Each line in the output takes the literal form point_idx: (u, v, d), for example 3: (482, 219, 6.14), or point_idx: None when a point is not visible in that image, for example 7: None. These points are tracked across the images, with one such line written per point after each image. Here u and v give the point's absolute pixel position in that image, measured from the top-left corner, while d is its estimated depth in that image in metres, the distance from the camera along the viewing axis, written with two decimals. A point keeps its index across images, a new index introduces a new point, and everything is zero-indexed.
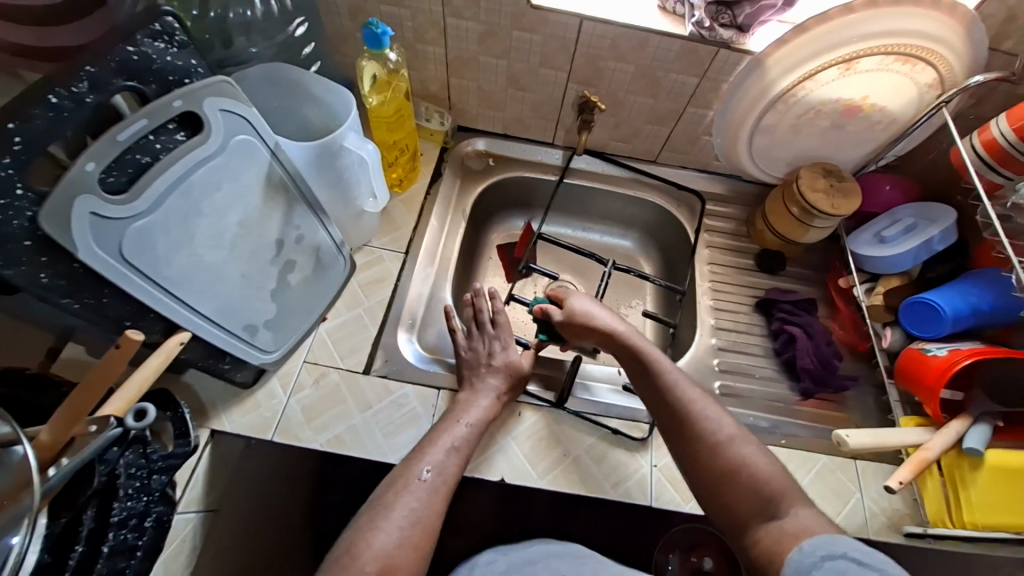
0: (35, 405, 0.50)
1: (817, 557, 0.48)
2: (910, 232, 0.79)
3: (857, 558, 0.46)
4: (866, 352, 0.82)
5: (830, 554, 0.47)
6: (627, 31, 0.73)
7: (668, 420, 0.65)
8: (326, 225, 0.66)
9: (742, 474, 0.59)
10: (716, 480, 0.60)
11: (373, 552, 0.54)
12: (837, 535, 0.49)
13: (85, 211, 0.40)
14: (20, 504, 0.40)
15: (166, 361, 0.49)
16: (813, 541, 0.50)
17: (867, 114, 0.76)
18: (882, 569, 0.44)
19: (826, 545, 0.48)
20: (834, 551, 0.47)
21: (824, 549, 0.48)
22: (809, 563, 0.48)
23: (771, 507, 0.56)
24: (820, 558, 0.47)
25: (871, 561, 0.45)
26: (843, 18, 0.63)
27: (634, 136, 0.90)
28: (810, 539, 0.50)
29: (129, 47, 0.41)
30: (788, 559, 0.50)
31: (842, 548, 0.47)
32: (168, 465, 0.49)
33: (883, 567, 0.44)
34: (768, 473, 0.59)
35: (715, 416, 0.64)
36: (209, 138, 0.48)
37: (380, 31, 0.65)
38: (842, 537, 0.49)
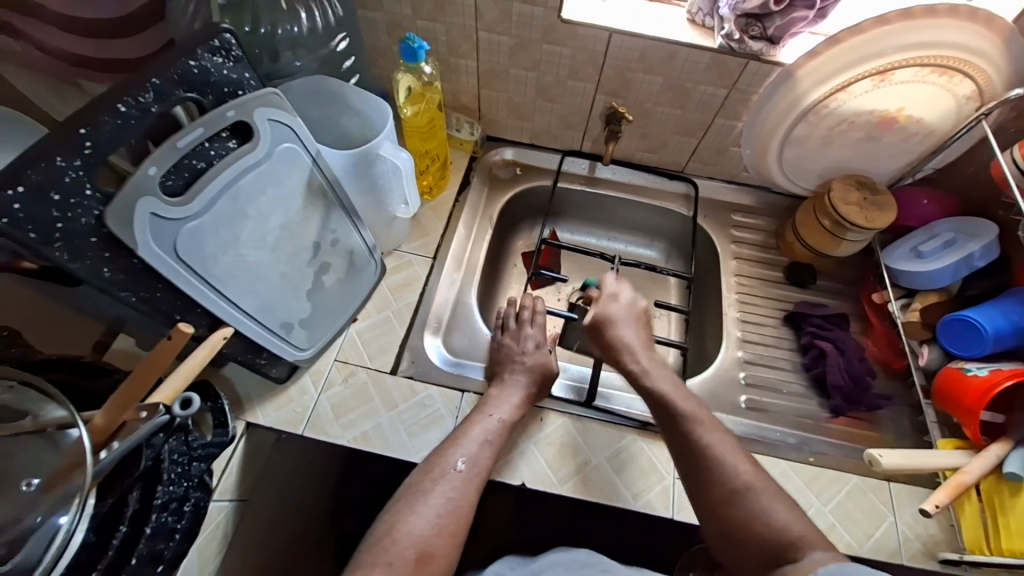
0: (86, 390, 0.53)
1: None
2: (949, 247, 0.76)
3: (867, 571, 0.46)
4: (901, 371, 0.79)
5: None
6: (656, 44, 0.74)
7: (686, 462, 0.63)
8: (359, 230, 0.68)
9: (761, 530, 0.55)
10: (732, 529, 0.57)
11: (411, 537, 0.57)
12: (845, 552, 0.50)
13: (146, 212, 0.44)
14: (70, 484, 0.43)
15: (210, 354, 0.52)
16: (833, 564, 0.49)
17: (903, 125, 0.74)
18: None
19: (836, 561, 0.48)
20: None
21: (835, 563, 0.48)
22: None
23: (789, 552, 0.52)
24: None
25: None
26: (877, 30, 0.63)
27: (661, 147, 0.90)
28: (818, 554, 0.50)
29: (190, 61, 0.44)
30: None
31: (852, 562, 0.48)
32: (207, 454, 0.53)
33: None
34: (785, 519, 0.55)
35: (732, 463, 0.60)
36: (258, 145, 0.51)
37: (416, 46, 0.68)
38: (850, 553, 0.49)
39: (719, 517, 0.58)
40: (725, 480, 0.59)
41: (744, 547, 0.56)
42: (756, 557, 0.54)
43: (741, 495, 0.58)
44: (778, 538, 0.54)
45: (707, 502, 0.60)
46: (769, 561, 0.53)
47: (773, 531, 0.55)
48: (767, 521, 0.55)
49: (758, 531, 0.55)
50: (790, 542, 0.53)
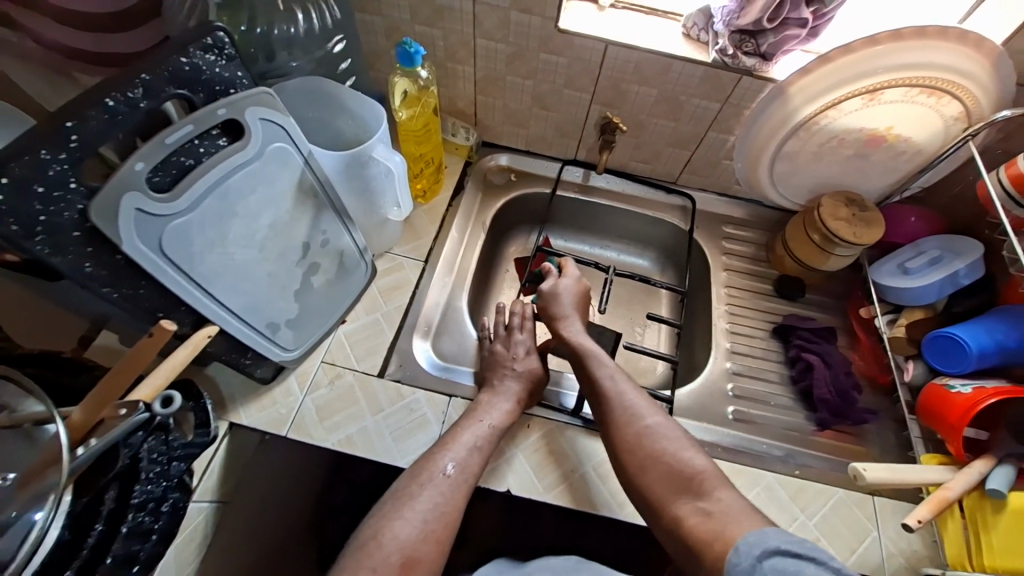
0: (66, 386, 0.52)
1: (754, 557, 0.48)
2: (935, 264, 0.77)
3: (791, 551, 0.47)
4: (886, 385, 0.80)
5: (767, 552, 0.48)
6: (651, 56, 0.74)
7: (602, 413, 0.67)
8: (350, 231, 0.68)
9: (670, 468, 0.60)
10: (640, 464, 0.62)
11: (397, 544, 0.57)
12: (759, 526, 0.52)
13: (131, 208, 0.43)
14: (45, 483, 0.42)
15: (193, 352, 0.52)
16: (747, 539, 0.50)
17: (892, 143, 0.76)
18: (814, 557, 0.47)
19: (758, 542, 0.49)
20: (768, 546, 0.48)
21: (759, 547, 0.49)
22: (751, 567, 0.48)
23: (700, 489, 0.58)
24: (759, 558, 0.48)
25: (804, 552, 0.47)
26: (867, 50, 0.64)
27: (655, 158, 0.91)
28: (743, 536, 0.51)
29: (182, 58, 0.44)
30: (727, 562, 0.50)
31: (772, 540, 0.49)
32: (187, 454, 0.52)
33: (814, 556, 0.47)
34: (688, 455, 0.62)
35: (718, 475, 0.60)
36: (248, 144, 0.50)
37: (413, 51, 0.68)
38: (764, 526, 0.51)
39: (630, 457, 0.63)
40: (636, 424, 0.65)
41: (652, 483, 0.60)
42: (666, 490, 0.59)
43: (649, 436, 0.63)
44: (684, 473, 0.60)
45: (621, 447, 0.64)
46: (683, 496, 0.58)
47: (681, 465, 0.60)
48: (674, 455, 0.61)
49: (666, 467, 0.61)
50: (698, 478, 0.59)
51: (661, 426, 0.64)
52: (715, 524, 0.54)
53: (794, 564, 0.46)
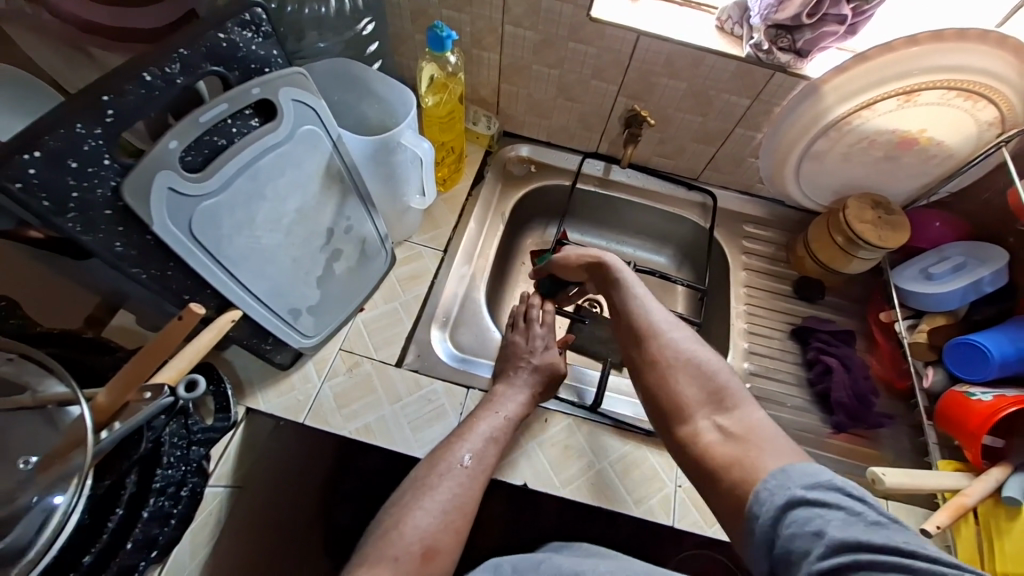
0: (88, 366, 0.52)
1: (777, 507, 0.45)
2: (959, 271, 0.77)
3: (817, 500, 0.44)
4: (903, 391, 0.79)
5: (790, 502, 0.45)
6: (684, 49, 0.73)
7: (628, 322, 0.67)
8: (373, 218, 0.67)
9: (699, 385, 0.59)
10: (665, 371, 0.61)
11: (416, 533, 0.56)
12: (782, 465, 0.48)
13: (164, 187, 0.42)
14: (68, 465, 0.42)
15: (216, 337, 0.50)
16: (768, 485, 0.47)
17: (923, 147, 0.74)
18: (843, 507, 0.43)
19: (780, 489, 0.46)
20: (792, 493, 0.45)
21: (782, 495, 0.45)
22: (772, 519, 0.45)
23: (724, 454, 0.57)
24: (781, 509, 0.45)
25: (832, 501, 0.43)
26: (906, 50, 0.63)
27: (678, 153, 0.90)
28: (763, 482, 0.47)
29: (220, 34, 0.43)
30: (748, 510, 0.47)
31: (795, 488, 0.45)
32: (206, 439, 0.52)
33: (842, 505, 0.43)
34: (714, 367, 0.61)
35: None
36: (280, 125, 0.49)
37: (443, 35, 0.67)
38: (787, 469, 0.47)
39: (654, 366, 0.62)
40: (663, 335, 0.64)
41: (677, 391, 0.60)
42: (689, 402, 0.59)
43: (674, 347, 0.63)
44: (711, 386, 0.59)
45: (653, 367, 0.62)
46: (706, 411, 0.58)
47: (707, 377, 0.60)
48: (700, 366, 0.61)
49: (690, 379, 0.60)
50: (725, 395, 0.58)
51: (687, 340, 0.64)
52: (738, 447, 0.52)
53: (820, 514, 0.43)
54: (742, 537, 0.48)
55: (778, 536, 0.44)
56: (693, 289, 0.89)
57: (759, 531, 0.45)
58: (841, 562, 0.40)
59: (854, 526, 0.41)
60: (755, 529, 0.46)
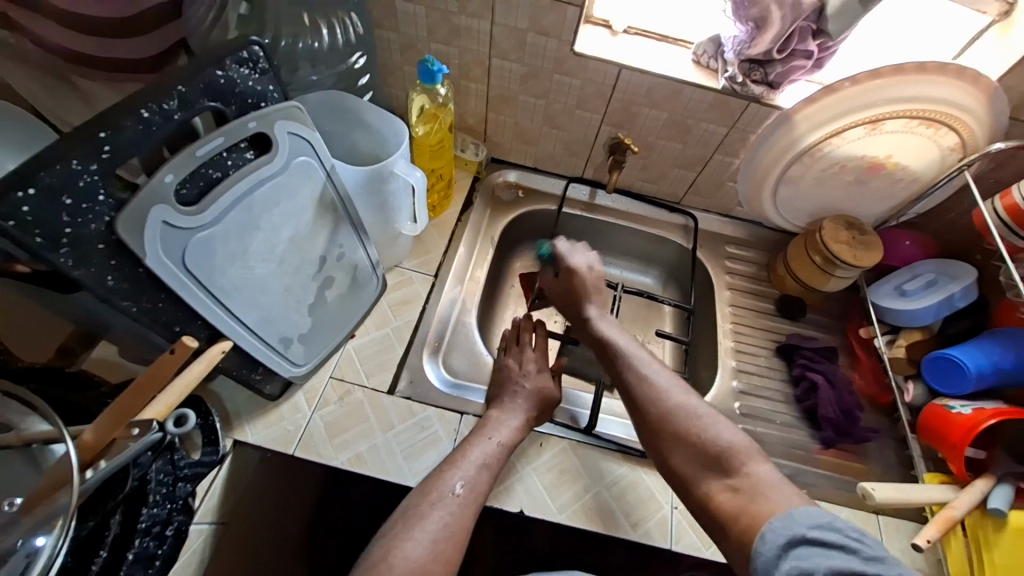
0: (72, 403, 0.50)
1: (780, 544, 0.48)
2: (931, 287, 0.80)
3: (818, 540, 0.46)
4: (887, 405, 0.81)
5: (793, 541, 0.47)
6: (662, 81, 0.77)
7: (626, 390, 0.66)
8: (365, 245, 0.67)
9: (698, 444, 0.58)
10: (666, 437, 0.60)
11: (407, 565, 0.54)
12: (788, 507, 0.50)
13: (158, 220, 0.42)
14: (53, 505, 0.40)
15: (206, 369, 0.50)
16: (773, 524, 0.49)
17: (891, 171, 0.79)
18: (842, 546, 0.46)
19: (783, 529, 0.48)
20: (795, 533, 0.48)
21: (785, 534, 0.48)
22: (775, 556, 0.47)
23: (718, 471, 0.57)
24: (783, 548, 0.47)
25: (833, 541, 0.46)
26: (870, 82, 0.67)
27: (661, 178, 0.93)
28: (769, 521, 0.50)
29: (218, 71, 0.44)
30: (753, 549, 0.49)
31: (799, 528, 0.48)
32: (194, 474, 0.50)
33: (843, 544, 0.46)
34: (714, 427, 0.59)
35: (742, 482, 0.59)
36: (275, 157, 0.50)
37: (434, 69, 0.69)
38: (791, 509, 0.50)
39: (651, 430, 0.62)
40: (661, 401, 0.62)
41: (676, 460, 0.59)
42: (688, 466, 0.58)
43: (673, 412, 0.61)
44: (713, 449, 0.57)
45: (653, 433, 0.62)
46: (710, 473, 0.57)
47: (706, 442, 0.58)
48: (699, 430, 0.59)
49: (691, 444, 0.59)
50: (725, 455, 0.56)
51: (684, 398, 0.62)
52: (743, 497, 0.53)
53: (822, 552, 0.46)
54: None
55: (779, 571, 0.47)
56: (680, 309, 0.91)
57: (763, 568, 0.48)
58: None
59: (853, 563, 0.45)
60: (759, 566, 0.48)
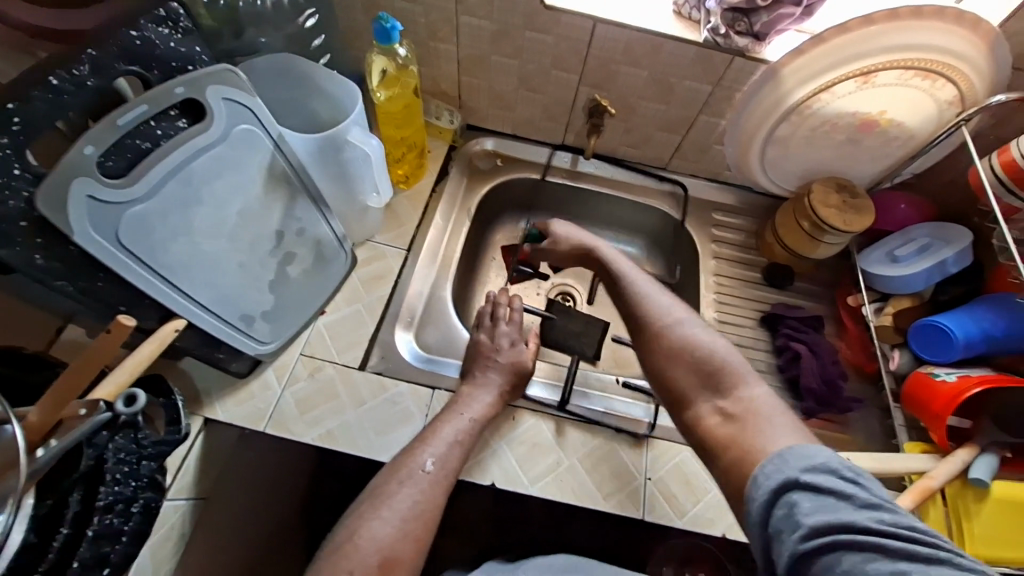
0: (24, 384, 0.50)
1: (770, 490, 0.45)
2: (924, 252, 0.77)
3: (811, 485, 0.43)
4: (871, 373, 0.80)
5: (784, 486, 0.44)
6: (641, 36, 0.72)
7: (630, 315, 0.69)
8: (327, 218, 0.65)
9: (695, 362, 0.61)
10: (661, 356, 0.63)
11: (375, 544, 0.55)
12: (781, 448, 0.48)
13: (83, 194, 0.40)
14: (4, 486, 0.40)
15: (159, 348, 0.49)
16: (765, 468, 0.47)
17: (884, 128, 0.74)
18: (836, 491, 0.42)
19: (775, 473, 0.46)
20: (786, 477, 0.45)
21: (777, 478, 0.45)
22: (766, 503, 0.45)
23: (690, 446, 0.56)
24: (774, 495, 0.45)
25: (825, 486, 0.43)
26: (863, 30, 0.62)
27: (644, 142, 0.88)
28: (761, 466, 0.47)
29: (133, 31, 0.41)
30: (746, 494, 0.47)
31: (792, 471, 0.45)
32: (157, 452, 0.50)
33: (837, 490, 0.42)
34: (714, 348, 0.61)
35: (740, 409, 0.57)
36: (211, 126, 0.47)
37: (389, 26, 0.65)
38: (785, 451, 0.47)
39: (652, 352, 0.64)
40: (665, 324, 0.65)
41: (675, 378, 0.61)
42: (688, 387, 0.60)
43: (671, 333, 0.64)
44: (710, 367, 0.60)
45: (654, 356, 0.64)
46: (705, 393, 0.59)
47: (705, 359, 0.60)
48: (697, 349, 0.61)
49: (689, 363, 0.61)
50: (721, 373, 0.59)
51: (684, 322, 0.65)
52: (735, 426, 0.54)
53: (812, 499, 0.42)
54: (743, 520, 0.48)
55: (770, 519, 0.44)
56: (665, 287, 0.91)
57: (753, 515, 0.45)
58: (827, 546, 0.40)
59: (846, 509, 0.41)
60: (751, 511, 0.46)
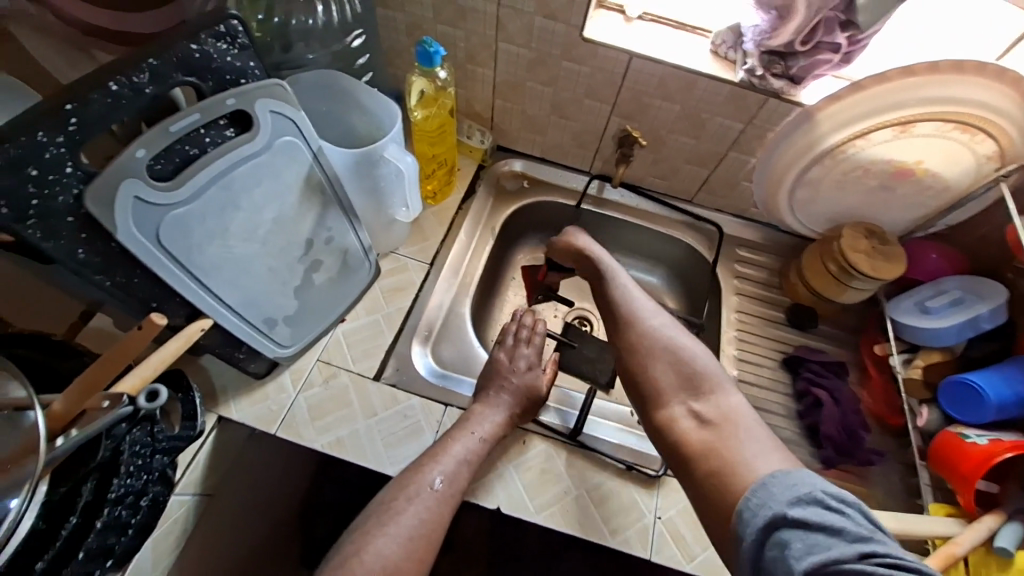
0: (53, 370, 0.51)
1: (760, 527, 0.47)
2: (956, 306, 0.75)
3: (798, 520, 0.44)
4: (896, 427, 0.77)
5: (772, 520, 0.46)
6: (677, 71, 0.73)
7: (614, 313, 0.70)
8: (356, 229, 0.66)
9: (676, 365, 0.64)
10: (642, 359, 0.66)
11: (379, 561, 0.55)
12: (765, 479, 0.50)
13: (130, 194, 0.42)
14: (22, 471, 0.41)
15: (184, 345, 0.50)
16: (751, 501, 0.49)
17: (919, 177, 0.73)
18: (823, 524, 0.44)
19: (762, 508, 0.47)
20: (773, 511, 0.46)
21: (763, 514, 0.47)
22: (757, 541, 0.46)
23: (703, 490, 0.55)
24: (764, 531, 0.46)
25: (811, 519, 0.44)
26: (900, 81, 0.62)
27: (672, 174, 0.89)
28: (748, 499, 0.49)
29: (192, 45, 0.43)
30: (736, 529, 0.49)
31: (778, 506, 0.46)
32: (171, 447, 0.51)
33: (822, 522, 0.44)
34: (692, 353, 0.65)
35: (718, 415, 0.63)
36: (256, 136, 0.49)
37: (432, 50, 0.67)
38: (769, 483, 0.49)
39: (635, 353, 0.66)
40: (649, 327, 0.67)
41: (656, 379, 0.64)
42: (667, 388, 0.63)
43: (655, 336, 0.67)
44: (686, 371, 0.64)
45: (637, 356, 0.66)
46: (683, 396, 0.62)
47: (686, 363, 0.64)
48: (680, 353, 0.65)
49: (671, 365, 0.64)
50: (698, 376, 0.63)
51: (665, 326, 0.68)
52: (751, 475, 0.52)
53: (800, 533, 0.44)
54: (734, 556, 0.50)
55: (762, 556, 0.46)
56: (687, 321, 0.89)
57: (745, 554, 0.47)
58: None
59: (832, 542, 0.43)
60: (743, 549, 0.47)
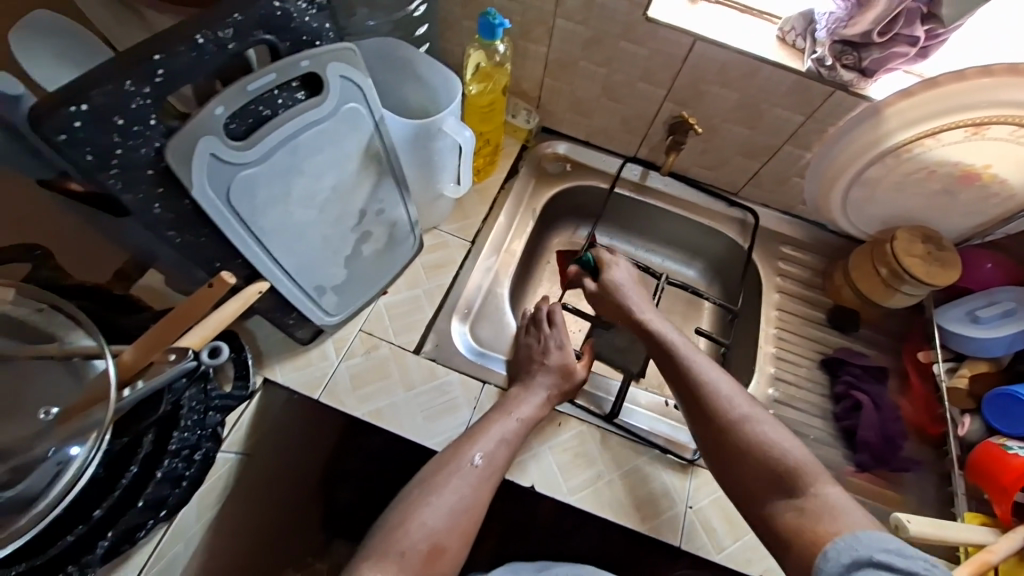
0: (115, 323, 0.53)
1: (842, 565, 0.47)
2: (1008, 318, 0.74)
3: (886, 564, 0.46)
4: (934, 436, 0.75)
5: (857, 562, 0.47)
6: (740, 58, 0.70)
7: (687, 398, 0.64)
8: (406, 202, 0.66)
9: (763, 461, 0.57)
10: (726, 453, 0.60)
11: (424, 532, 0.57)
12: (853, 528, 0.50)
13: (206, 151, 0.42)
14: (90, 418, 0.42)
15: (242, 308, 0.50)
16: (838, 545, 0.49)
17: (985, 183, 0.71)
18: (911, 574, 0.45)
19: (848, 550, 0.48)
20: (861, 555, 0.47)
21: (847, 557, 0.48)
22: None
23: None
24: (846, 570, 0.47)
25: (900, 567, 0.46)
26: (977, 79, 0.61)
27: (720, 165, 0.87)
28: (833, 540, 0.49)
29: (275, 2, 0.42)
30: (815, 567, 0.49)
31: (865, 550, 0.47)
32: (223, 405, 0.52)
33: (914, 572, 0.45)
34: (784, 446, 0.58)
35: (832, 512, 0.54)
36: (325, 101, 0.49)
37: (495, 23, 0.66)
38: (856, 531, 0.49)
39: (717, 447, 0.61)
40: (729, 414, 0.61)
41: (744, 479, 0.58)
42: (756, 488, 0.57)
43: (737, 424, 0.60)
44: (775, 469, 0.57)
45: (719, 449, 0.60)
46: (776, 494, 0.56)
47: (773, 460, 0.57)
48: (767, 449, 0.58)
49: (756, 463, 0.58)
50: (792, 473, 0.56)
51: (748, 413, 0.61)
52: None
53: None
54: None
55: None
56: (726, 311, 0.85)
57: None
58: None
59: None
60: None
